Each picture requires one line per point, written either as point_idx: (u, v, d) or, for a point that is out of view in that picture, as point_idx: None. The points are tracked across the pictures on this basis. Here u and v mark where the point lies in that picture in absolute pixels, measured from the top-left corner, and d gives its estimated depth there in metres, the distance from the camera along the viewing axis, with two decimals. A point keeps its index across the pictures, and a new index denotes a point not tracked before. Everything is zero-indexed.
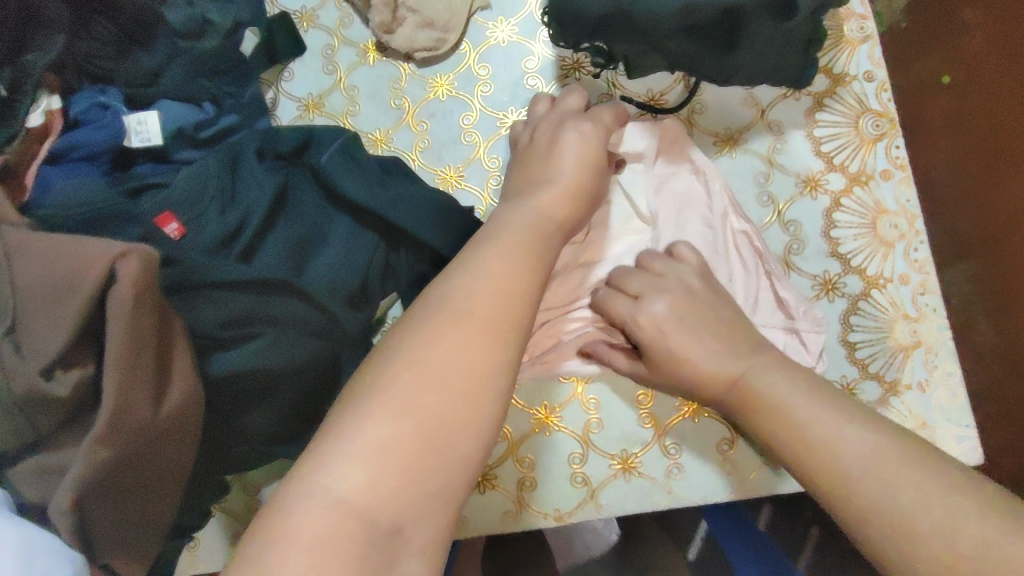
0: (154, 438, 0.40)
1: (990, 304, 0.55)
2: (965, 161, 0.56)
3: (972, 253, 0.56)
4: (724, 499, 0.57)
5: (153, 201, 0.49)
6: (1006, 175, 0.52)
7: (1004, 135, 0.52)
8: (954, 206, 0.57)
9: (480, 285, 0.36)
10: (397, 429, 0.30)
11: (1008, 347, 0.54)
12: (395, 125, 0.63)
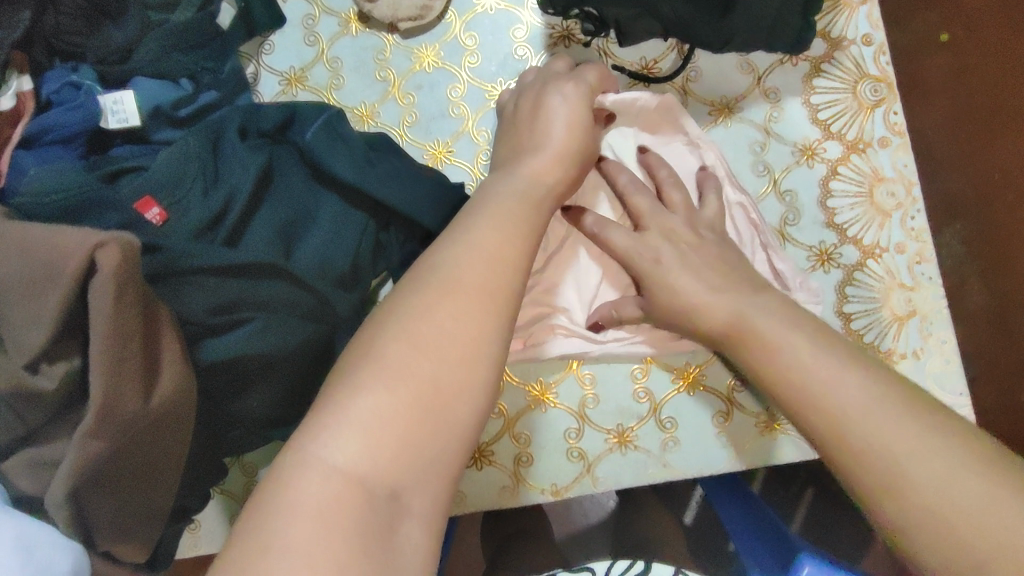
0: (147, 428, 0.39)
1: (984, 264, 0.52)
2: (963, 121, 0.52)
3: (966, 214, 0.53)
4: (719, 470, 0.57)
5: (131, 185, 0.47)
6: (1002, 135, 0.49)
7: (1003, 92, 0.49)
8: (949, 168, 0.54)
9: (471, 260, 0.35)
10: (391, 402, 0.30)
11: (1000, 305, 0.51)
12: (381, 99, 0.61)
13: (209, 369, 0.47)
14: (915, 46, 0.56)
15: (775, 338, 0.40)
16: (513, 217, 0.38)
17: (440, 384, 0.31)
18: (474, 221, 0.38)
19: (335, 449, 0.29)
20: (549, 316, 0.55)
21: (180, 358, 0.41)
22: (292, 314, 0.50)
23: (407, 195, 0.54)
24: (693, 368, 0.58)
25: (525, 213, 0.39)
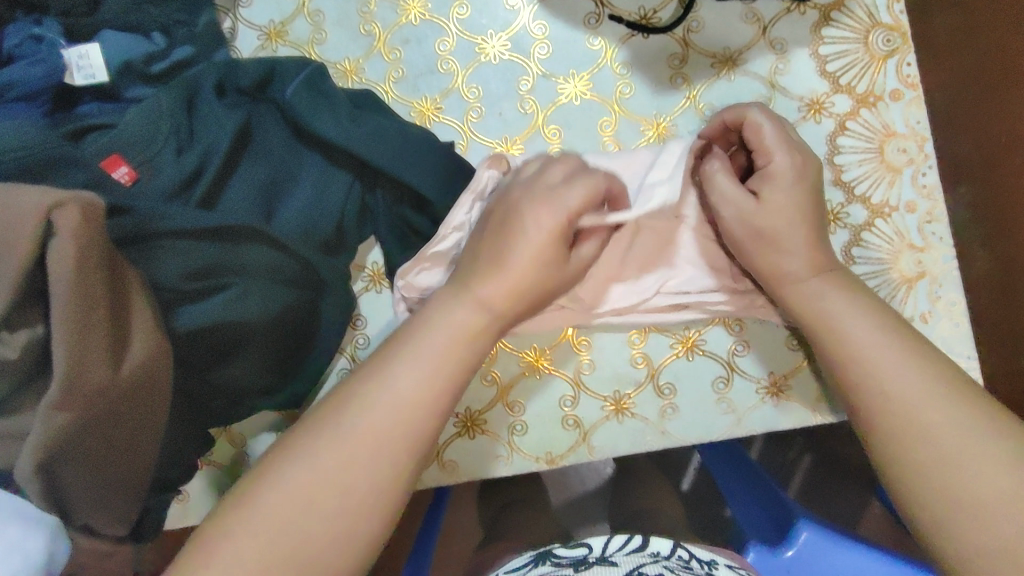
0: (116, 399, 0.38)
1: (988, 230, 0.50)
2: (968, 83, 0.49)
3: (970, 178, 0.51)
4: (718, 437, 0.55)
5: (97, 142, 0.44)
6: (1010, 99, 0.46)
7: (1008, 55, 0.46)
8: (960, 128, 0.51)
9: (374, 408, 0.37)
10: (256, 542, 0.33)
11: (1006, 272, 0.49)
12: (366, 55, 0.58)
13: (187, 337, 0.46)
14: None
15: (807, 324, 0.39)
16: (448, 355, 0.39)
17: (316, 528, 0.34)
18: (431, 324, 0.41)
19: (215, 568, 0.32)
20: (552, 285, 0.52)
21: (151, 324, 0.39)
22: (272, 279, 0.48)
23: (394, 159, 0.51)
24: (693, 333, 0.56)
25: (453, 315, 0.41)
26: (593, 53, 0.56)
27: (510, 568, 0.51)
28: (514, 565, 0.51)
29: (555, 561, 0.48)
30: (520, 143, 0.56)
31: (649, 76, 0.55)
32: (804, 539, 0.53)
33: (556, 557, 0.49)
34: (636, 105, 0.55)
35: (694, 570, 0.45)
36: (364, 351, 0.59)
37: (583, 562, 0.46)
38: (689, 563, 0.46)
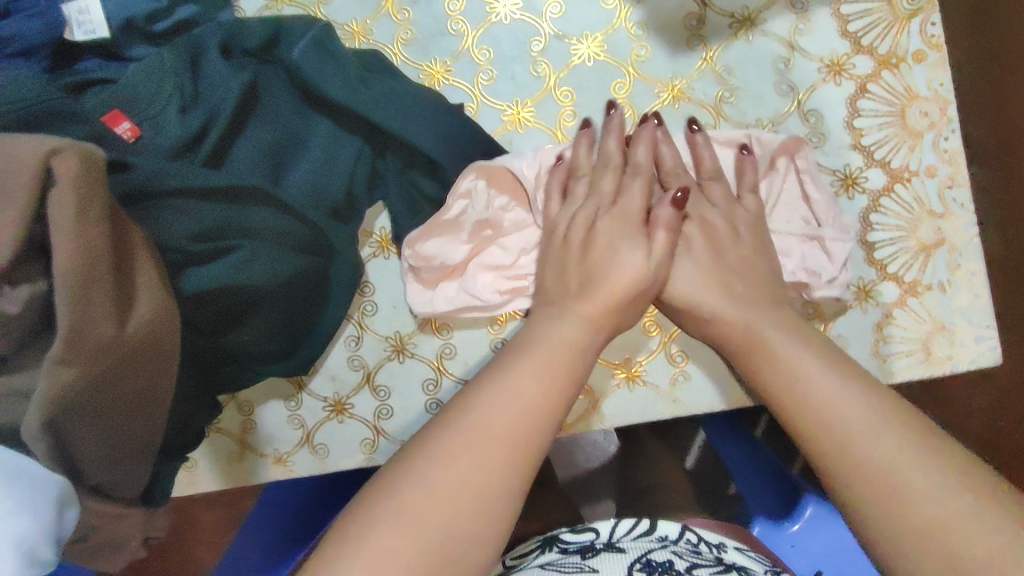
0: (118, 354, 0.37)
1: (1000, 217, 0.51)
2: (987, 61, 0.49)
3: (985, 161, 0.51)
4: (730, 406, 0.55)
5: (97, 97, 0.43)
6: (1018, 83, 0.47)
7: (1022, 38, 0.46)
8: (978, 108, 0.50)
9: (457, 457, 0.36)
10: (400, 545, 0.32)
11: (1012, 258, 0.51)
12: (375, 15, 0.56)
13: (193, 299, 0.45)
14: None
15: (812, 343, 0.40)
16: (553, 364, 0.41)
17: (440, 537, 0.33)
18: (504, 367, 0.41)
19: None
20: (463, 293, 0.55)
21: (155, 280, 0.40)
22: (281, 245, 0.48)
23: (408, 121, 0.49)
24: None
25: None
26: (606, 14, 0.54)
27: (520, 553, 0.52)
28: (522, 550, 0.53)
29: (561, 547, 0.49)
30: (530, 106, 0.55)
31: (664, 37, 0.54)
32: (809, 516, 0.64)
33: (563, 542, 0.50)
34: (652, 69, 0.54)
35: (702, 555, 0.47)
36: (373, 318, 0.58)
37: (591, 547, 0.48)
38: (696, 548, 0.48)
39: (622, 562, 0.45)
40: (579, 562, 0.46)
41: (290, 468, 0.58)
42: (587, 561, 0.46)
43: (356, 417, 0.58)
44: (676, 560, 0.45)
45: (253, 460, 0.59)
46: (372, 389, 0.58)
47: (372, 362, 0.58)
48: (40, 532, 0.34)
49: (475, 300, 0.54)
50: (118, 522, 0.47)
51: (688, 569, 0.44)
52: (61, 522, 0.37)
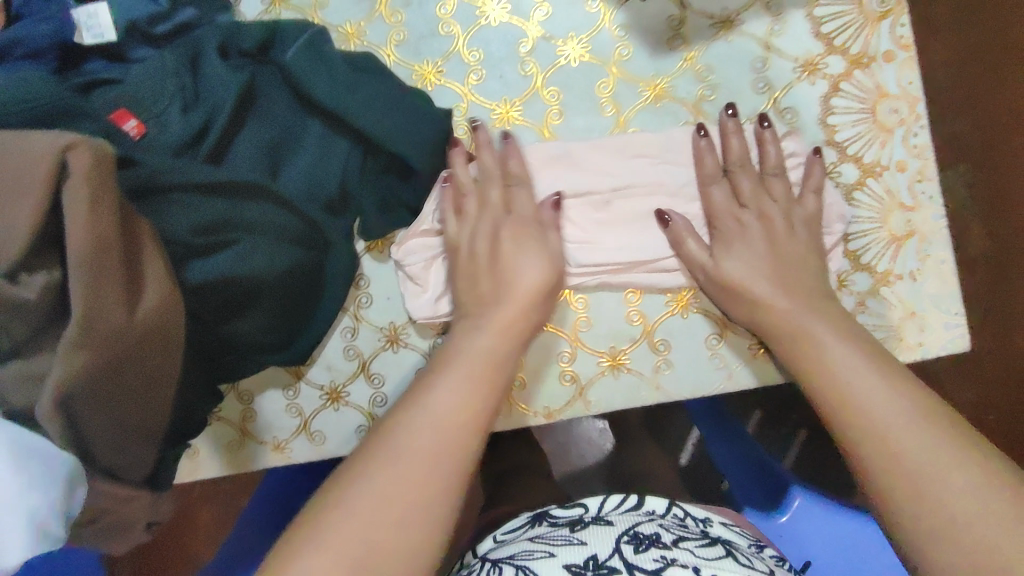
0: (128, 340, 0.40)
1: (986, 210, 0.56)
2: (973, 50, 0.54)
3: (969, 157, 0.56)
4: (710, 392, 0.57)
5: (103, 97, 0.45)
6: (1011, 69, 0.51)
7: (1006, 35, 0.52)
8: (960, 109, 0.56)
9: (403, 466, 0.37)
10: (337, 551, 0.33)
11: (1002, 254, 0.55)
12: (369, 18, 0.58)
13: (195, 291, 0.47)
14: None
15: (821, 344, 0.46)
16: (473, 373, 0.44)
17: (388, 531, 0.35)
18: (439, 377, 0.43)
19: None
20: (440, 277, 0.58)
21: (161, 271, 0.42)
22: (278, 238, 0.50)
23: (393, 128, 0.53)
24: (689, 290, 0.57)
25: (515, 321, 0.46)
26: (591, 16, 0.56)
27: (509, 527, 0.58)
28: (512, 525, 0.58)
29: (551, 521, 0.55)
30: (519, 105, 0.57)
31: (646, 39, 0.56)
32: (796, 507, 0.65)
33: (553, 517, 0.56)
34: (635, 68, 0.56)
35: (688, 528, 0.53)
36: (368, 309, 0.60)
37: (579, 521, 0.54)
38: (683, 522, 0.54)
39: (610, 535, 0.51)
40: (569, 535, 0.51)
41: (287, 454, 0.61)
42: (576, 534, 0.52)
43: (352, 405, 0.60)
44: (663, 533, 0.51)
45: (252, 447, 0.61)
46: (366, 378, 0.60)
47: (367, 352, 0.60)
48: (51, 505, 0.37)
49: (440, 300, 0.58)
50: (126, 504, 0.49)
51: (674, 541, 0.49)
52: (71, 499, 0.39)
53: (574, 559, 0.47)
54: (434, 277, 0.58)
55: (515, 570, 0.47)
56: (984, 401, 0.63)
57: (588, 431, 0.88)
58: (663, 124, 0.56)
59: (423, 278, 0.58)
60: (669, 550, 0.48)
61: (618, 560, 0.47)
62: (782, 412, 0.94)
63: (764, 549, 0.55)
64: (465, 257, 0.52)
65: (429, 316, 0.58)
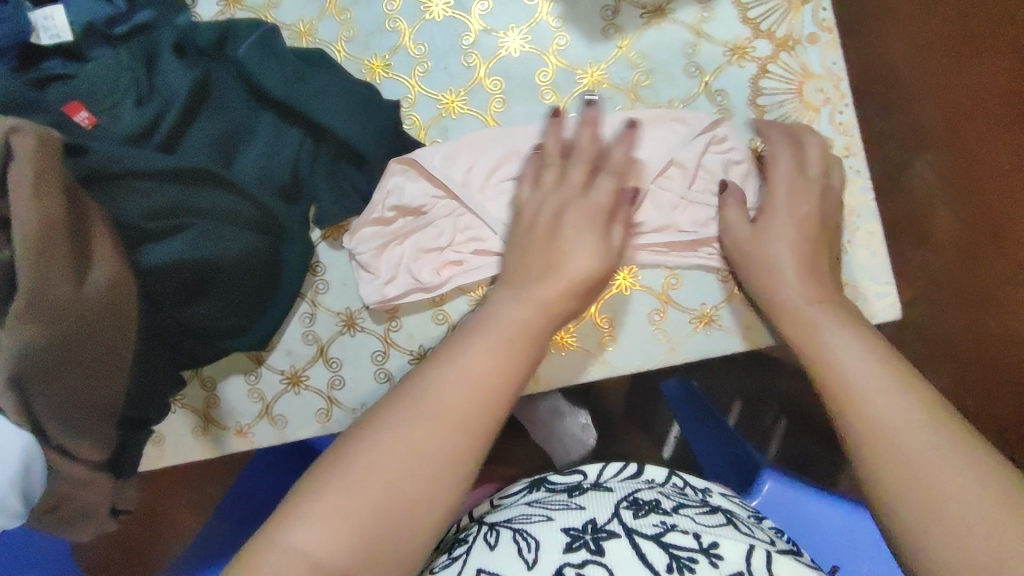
0: (76, 316, 0.42)
1: (954, 190, 0.75)
2: (931, 49, 0.74)
3: (936, 144, 0.76)
4: (654, 366, 0.59)
5: (59, 91, 0.48)
6: (971, 56, 0.70)
7: (972, 29, 0.69)
8: (926, 101, 0.76)
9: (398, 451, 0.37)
10: (348, 505, 0.35)
11: (968, 232, 0.74)
12: (319, 15, 0.61)
13: (151, 274, 0.49)
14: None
15: None
16: (493, 350, 0.43)
17: (400, 495, 0.37)
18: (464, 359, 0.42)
19: (308, 532, 0.34)
20: (400, 259, 0.60)
21: (110, 251, 0.44)
22: (232, 224, 0.52)
23: (344, 118, 0.55)
24: (629, 268, 0.59)
25: (511, 297, 0.48)
26: (529, 9, 0.59)
27: (508, 493, 0.58)
28: (511, 489, 0.58)
29: (549, 487, 0.54)
30: (463, 95, 0.60)
31: (582, 28, 0.59)
32: (769, 491, 0.64)
33: (551, 483, 0.55)
34: (572, 56, 0.59)
35: (688, 496, 0.52)
36: (325, 296, 0.63)
37: (578, 486, 0.53)
38: (683, 490, 0.53)
39: (608, 501, 0.50)
40: (566, 500, 0.51)
41: (250, 438, 0.63)
42: (574, 499, 0.51)
43: (311, 389, 0.62)
44: (663, 499, 0.50)
45: (216, 433, 0.63)
46: (325, 362, 0.62)
47: (324, 336, 0.62)
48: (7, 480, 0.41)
49: (417, 282, 0.59)
50: (85, 489, 0.51)
51: (674, 509, 0.49)
52: (31, 476, 0.42)
53: (571, 523, 0.47)
54: (385, 264, 0.60)
55: (512, 532, 0.48)
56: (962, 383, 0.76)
57: (571, 429, 0.93)
58: (601, 108, 0.59)
59: (374, 266, 0.60)
60: (669, 516, 0.47)
61: (617, 524, 0.46)
62: (758, 399, 0.96)
63: (765, 522, 0.54)
64: (526, 229, 0.53)
65: (380, 302, 0.60)
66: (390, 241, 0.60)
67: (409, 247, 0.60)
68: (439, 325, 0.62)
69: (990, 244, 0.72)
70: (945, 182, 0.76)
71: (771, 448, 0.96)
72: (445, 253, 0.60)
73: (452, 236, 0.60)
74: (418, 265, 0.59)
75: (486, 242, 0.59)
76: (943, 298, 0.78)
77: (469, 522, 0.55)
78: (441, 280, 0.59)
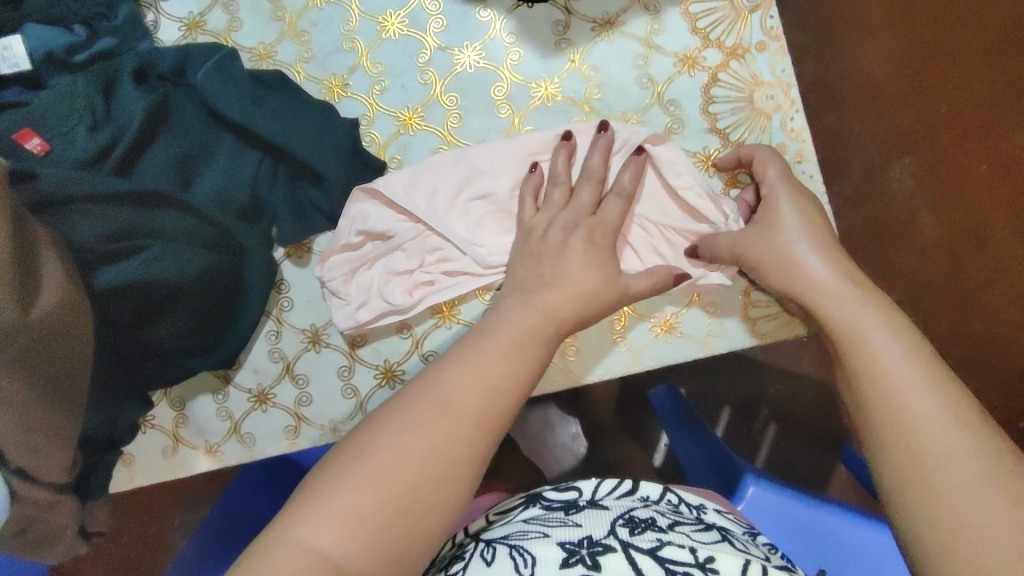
0: (27, 339, 0.43)
1: (931, 199, 0.78)
2: (903, 69, 0.77)
3: (916, 148, 0.78)
4: (619, 374, 0.60)
5: (12, 118, 0.49)
6: (934, 73, 0.74)
7: (937, 43, 0.73)
8: (902, 105, 0.78)
9: (381, 465, 0.38)
10: (354, 500, 0.36)
11: (946, 232, 0.77)
12: (279, 38, 0.62)
13: (105, 296, 0.49)
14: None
15: None
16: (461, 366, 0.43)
17: (407, 505, 0.37)
18: (437, 381, 0.42)
19: (313, 535, 0.35)
20: (373, 286, 0.60)
21: (60, 275, 0.45)
22: (191, 244, 0.53)
23: (304, 142, 0.56)
24: None
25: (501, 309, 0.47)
26: (482, 25, 0.61)
27: (503, 508, 0.57)
28: (506, 505, 0.57)
29: (544, 504, 0.54)
30: (421, 111, 0.61)
31: (536, 43, 0.60)
32: (752, 496, 0.63)
33: (547, 499, 0.54)
34: (526, 71, 0.60)
35: (682, 514, 0.52)
36: (290, 313, 0.63)
37: (573, 504, 0.53)
38: (677, 507, 0.53)
39: (605, 518, 0.49)
40: (563, 517, 0.50)
41: (219, 457, 0.63)
42: (571, 516, 0.50)
43: (279, 406, 0.63)
44: (658, 517, 0.50)
45: (185, 453, 0.63)
46: (291, 379, 0.63)
47: (290, 353, 0.63)
48: None
49: (392, 306, 0.59)
50: (52, 510, 0.51)
51: (669, 525, 0.48)
52: None
53: (567, 537, 0.46)
54: (356, 288, 0.60)
55: (509, 548, 0.46)
56: (976, 373, 0.76)
57: (561, 439, 0.96)
58: (556, 121, 0.60)
59: (345, 292, 0.60)
60: (665, 534, 0.47)
61: (614, 540, 0.45)
62: (747, 407, 0.94)
63: (759, 536, 0.53)
64: (537, 241, 0.54)
65: (354, 327, 0.59)
66: (363, 267, 0.60)
67: (379, 271, 0.60)
68: (403, 340, 0.62)
69: (973, 244, 0.74)
70: (924, 188, 0.78)
71: (761, 454, 0.95)
72: (415, 274, 0.60)
73: (422, 256, 0.59)
74: (395, 291, 0.59)
75: (453, 259, 0.59)
76: (932, 299, 0.80)
77: (463, 538, 0.54)
78: (414, 301, 0.59)
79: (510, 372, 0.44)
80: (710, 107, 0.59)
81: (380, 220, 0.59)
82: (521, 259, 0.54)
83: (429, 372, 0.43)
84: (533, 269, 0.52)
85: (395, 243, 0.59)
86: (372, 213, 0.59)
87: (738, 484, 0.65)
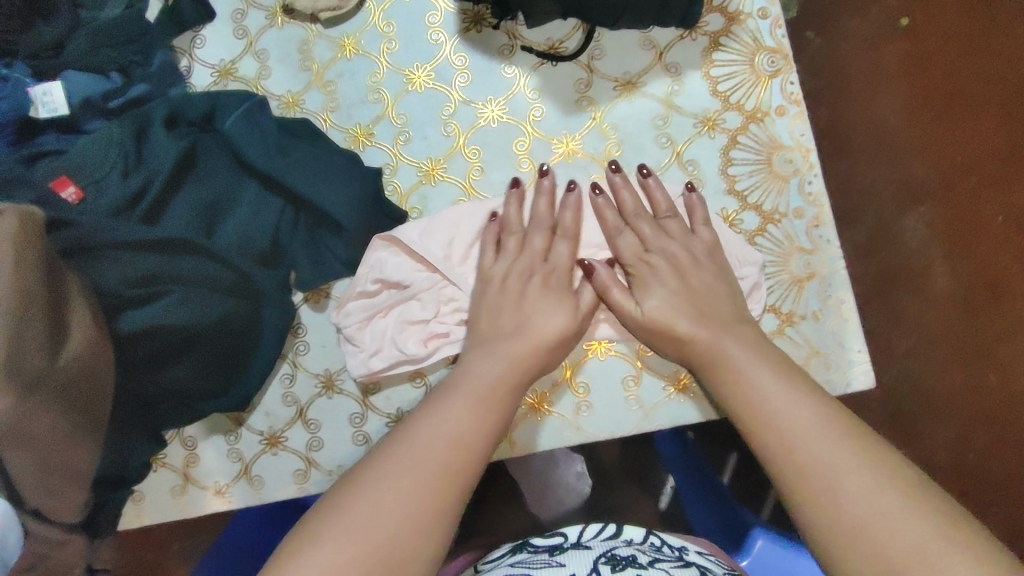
0: (60, 383, 0.44)
1: (945, 250, 0.81)
2: (925, 113, 0.83)
3: (929, 198, 0.82)
4: (628, 431, 0.60)
5: (48, 167, 0.51)
6: (961, 121, 0.80)
7: (964, 95, 0.80)
8: (910, 157, 0.84)
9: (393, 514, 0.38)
10: (351, 550, 0.36)
11: (963, 281, 0.80)
12: (306, 87, 0.64)
13: (127, 338, 0.51)
14: (920, 27, 0.83)
15: (751, 389, 0.46)
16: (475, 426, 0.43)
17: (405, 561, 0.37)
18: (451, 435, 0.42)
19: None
20: (387, 336, 0.60)
21: (89, 318, 0.46)
22: (211, 290, 0.53)
23: (332, 189, 0.57)
24: (603, 336, 0.60)
25: None
26: (506, 81, 0.62)
27: (491, 558, 0.56)
28: (493, 555, 0.56)
29: (531, 549, 0.53)
30: (443, 162, 0.62)
31: (557, 100, 0.62)
32: (758, 549, 0.60)
33: (533, 545, 0.54)
34: (548, 127, 0.61)
35: (664, 552, 0.51)
36: (305, 357, 0.63)
37: (559, 547, 0.52)
38: (659, 548, 0.52)
39: (588, 558, 0.49)
40: (548, 559, 0.50)
41: (227, 499, 0.63)
42: (555, 558, 0.50)
43: (290, 450, 0.63)
44: (640, 555, 0.50)
45: (194, 493, 0.63)
46: (304, 423, 0.63)
47: (304, 398, 0.63)
48: None
49: (404, 355, 0.59)
50: (62, 549, 0.50)
51: (649, 562, 0.48)
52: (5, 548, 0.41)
53: None
54: (370, 336, 0.60)
55: None
56: (961, 444, 0.81)
57: (566, 476, 0.93)
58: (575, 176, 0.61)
59: (359, 339, 0.60)
60: (645, 570, 0.46)
61: None
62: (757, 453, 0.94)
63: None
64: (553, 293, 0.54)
65: (367, 375, 0.59)
66: (380, 317, 0.60)
67: (393, 320, 0.60)
68: (416, 388, 0.63)
69: (988, 296, 0.78)
70: (938, 238, 0.82)
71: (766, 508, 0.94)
72: (429, 325, 0.59)
73: (437, 307, 0.60)
74: (411, 342, 0.59)
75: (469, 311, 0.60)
76: (940, 353, 0.82)
77: None
78: (427, 352, 0.59)
79: (483, 427, 0.45)
80: (729, 168, 0.60)
81: (397, 267, 0.60)
82: (478, 311, 0.55)
83: (425, 418, 0.44)
84: (516, 316, 0.53)
85: (410, 292, 0.60)
86: (389, 262, 0.60)
87: (748, 541, 0.62)
